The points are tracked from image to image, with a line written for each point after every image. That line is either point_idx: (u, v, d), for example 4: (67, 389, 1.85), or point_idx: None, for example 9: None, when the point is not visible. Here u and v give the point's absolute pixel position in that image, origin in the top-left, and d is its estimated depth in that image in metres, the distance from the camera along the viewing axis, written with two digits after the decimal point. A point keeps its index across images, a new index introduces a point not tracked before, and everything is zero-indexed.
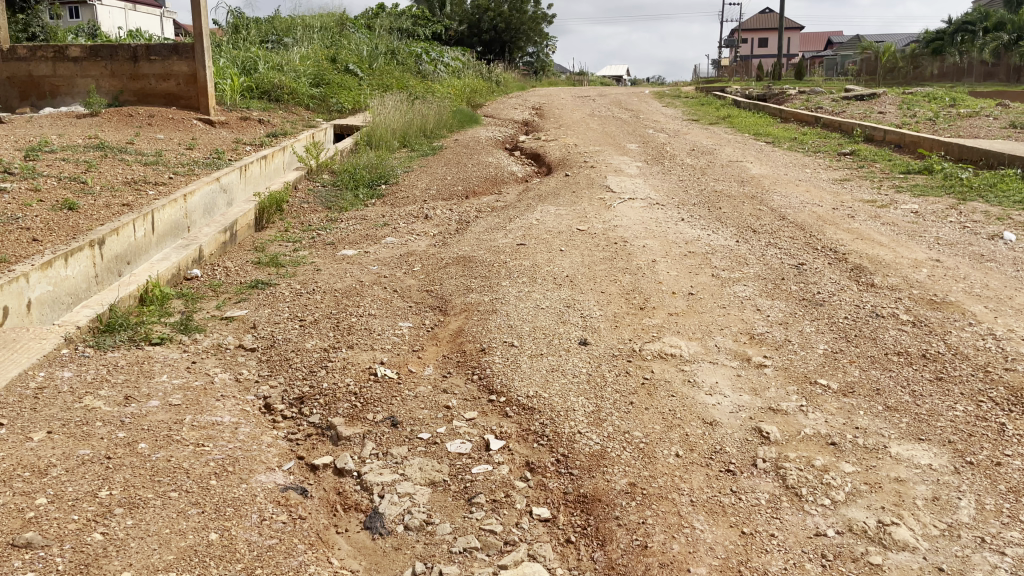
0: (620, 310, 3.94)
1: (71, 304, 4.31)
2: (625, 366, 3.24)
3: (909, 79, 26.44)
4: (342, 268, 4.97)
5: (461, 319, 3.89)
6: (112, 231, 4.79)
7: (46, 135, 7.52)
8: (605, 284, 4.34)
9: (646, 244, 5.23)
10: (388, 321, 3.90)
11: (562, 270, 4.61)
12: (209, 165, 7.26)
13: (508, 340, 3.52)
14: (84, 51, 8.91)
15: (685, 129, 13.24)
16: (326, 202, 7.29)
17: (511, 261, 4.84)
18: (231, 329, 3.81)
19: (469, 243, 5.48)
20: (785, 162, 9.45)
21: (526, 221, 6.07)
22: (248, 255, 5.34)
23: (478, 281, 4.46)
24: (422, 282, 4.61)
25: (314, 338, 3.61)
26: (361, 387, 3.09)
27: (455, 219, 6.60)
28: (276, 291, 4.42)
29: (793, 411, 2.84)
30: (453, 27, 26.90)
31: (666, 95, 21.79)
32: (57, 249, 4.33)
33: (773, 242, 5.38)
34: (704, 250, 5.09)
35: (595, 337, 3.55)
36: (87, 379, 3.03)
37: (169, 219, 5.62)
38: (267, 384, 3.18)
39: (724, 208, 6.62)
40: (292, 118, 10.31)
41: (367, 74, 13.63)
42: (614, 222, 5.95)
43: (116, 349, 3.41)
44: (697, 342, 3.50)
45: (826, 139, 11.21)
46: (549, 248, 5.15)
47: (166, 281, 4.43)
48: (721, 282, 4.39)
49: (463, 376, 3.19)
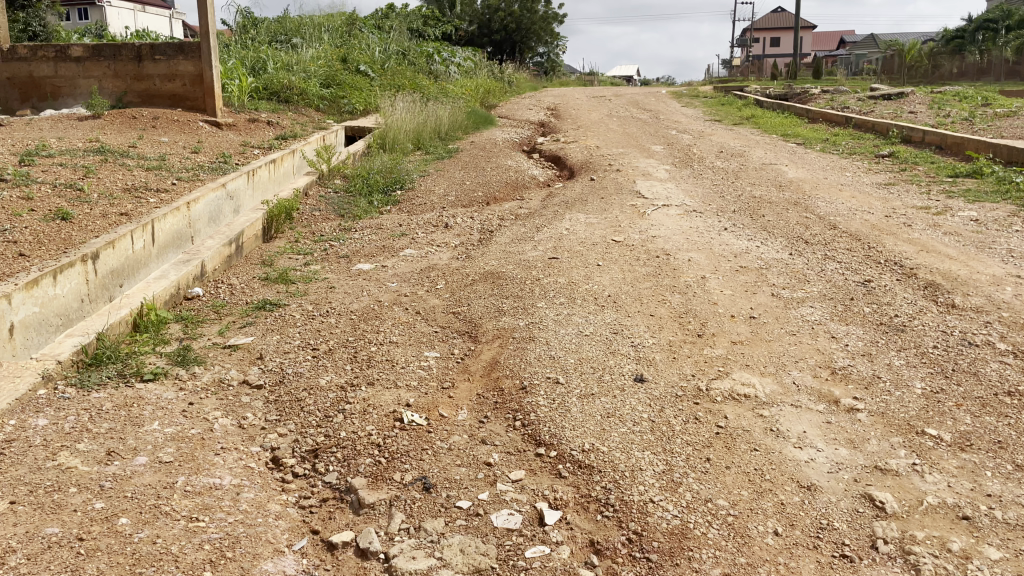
0: (676, 337, 3.46)
1: (60, 327, 3.86)
2: (693, 411, 2.76)
3: (931, 78, 25.83)
4: (359, 286, 4.51)
5: (495, 348, 3.42)
6: (107, 243, 4.36)
7: (45, 138, 7.10)
8: (653, 306, 3.86)
9: (691, 258, 4.75)
10: (413, 351, 3.44)
11: (603, 289, 4.14)
12: (216, 170, 6.83)
13: (552, 376, 3.05)
14: (87, 51, 8.50)
15: (709, 130, 12.75)
16: (339, 209, 6.84)
17: (545, 278, 4.37)
18: (235, 360, 3.35)
19: (496, 256, 5.02)
20: (821, 165, 8.94)
21: (555, 231, 5.60)
22: (255, 270, 4.89)
23: (510, 302, 3.99)
24: (447, 302, 4.15)
25: (329, 374, 3.15)
26: (386, 437, 2.63)
27: (478, 228, 6.14)
28: (285, 313, 3.97)
29: (905, 472, 2.38)
30: (463, 27, 26.51)
31: (682, 95, 21.27)
32: (46, 265, 3.91)
33: (829, 256, 4.88)
34: (756, 264, 4.61)
35: (652, 372, 3.08)
36: (64, 429, 2.57)
37: (171, 229, 5.19)
38: (275, 432, 2.72)
39: (768, 216, 6.13)
40: (302, 120, 9.87)
41: (379, 75, 13.18)
42: (651, 233, 5.47)
43: (102, 388, 2.96)
44: (771, 379, 3.02)
45: (860, 141, 10.70)
46: (585, 263, 4.67)
47: (164, 302, 3.99)
48: (784, 304, 3.91)
49: (503, 423, 2.72)
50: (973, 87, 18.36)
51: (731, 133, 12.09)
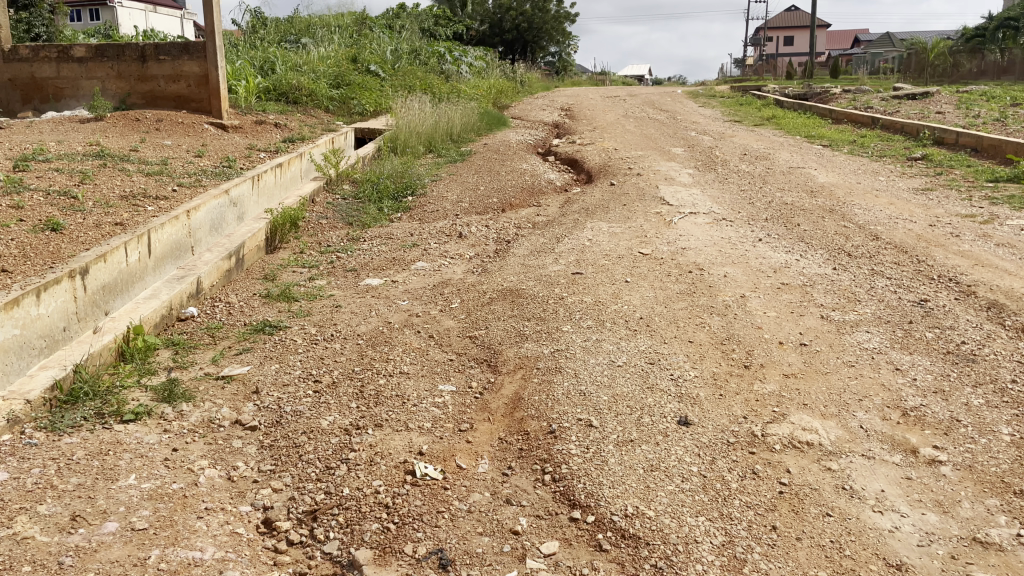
0: (719, 369, 3.09)
1: (44, 350, 3.51)
2: (750, 463, 2.40)
3: (952, 77, 25.28)
4: (366, 305, 4.16)
5: (517, 381, 3.06)
6: (98, 256, 4.01)
7: (43, 142, 6.79)
8: (691, 331, 3.50)
9: (727, 273, 4.38)
10: (427, 383, 3.09)
11: (633, 310, 3.77)
12: (219, 175, 6.50)
13: (584, 418, 2.68)
14: (90, 51, 8.19)
15: (729, 131, 12.36)
16: (347, 217, 6.50)
17: (569, 296, 4.02)
18: (229, 395, 3.01)
19: (514, 270, 4.66)
20: (852, 169, 8.53)
21: (577, 242, 5.24)
22: (256, 286, 4.55)
23: (533, 325, 3.63)
24: (463, 324, 3.79)
25: (332, 413, 2.80)
26: (395, 496, 2.27)
27: (494, 239, 5.79)
28: (286, 337, 3.62)
29: (1010, 547, 2.02)
30: (474, 27, 26.21)
31: (698, 95, 20.83)
32: (30, 282, 3.57)
33: (876, 271, 4.50)
34: (799, 281, 4.25)
35: (697, 414, 2.71)
36: (26, 487, 2.23)
37: (169, 239, 4.85)
38: (268, 487, 2.37)
39: (803, 225, 5.75)
40: (311, 121, 9.54)
41: (390, 75, 12.84)
42: (680, 244, 5.10)
43: (76, 432, 2.61)
44: (835, 423, 2.65)
45: (889, 143, 10.28)
46: (612, 279, 4.31)
47: (154, 325, 3.65)
48: (837, 328, 3.54)
49: (531, 477, 2.36)
50: (1000, 87, 17.82)
51: (752, 135, 11.68)
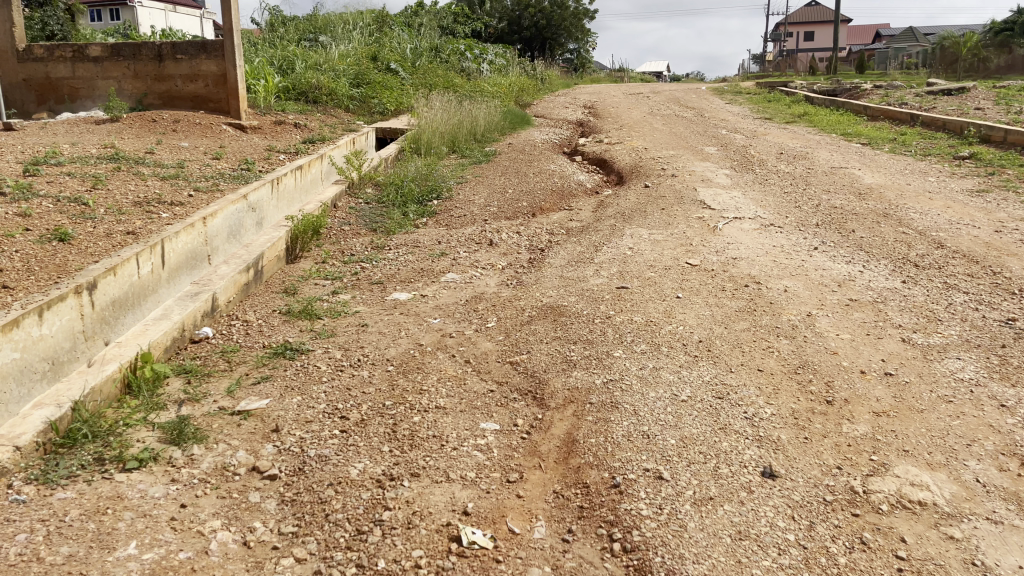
0: (799, 405, 2.72)
1: (48, 374, 3.19)
2: (856, 531, 2.05)
3: (984, 72, 24.17)
4: (394, 324, 3.82)
5: (569, 420, 2.70)
6: (107, 269, 3.70)
7: (56, 144, 6.52)
8: (759, 357, 3.13)
9: (787, 287, 4.01)
10: (467, 420, 2.74)
11: (690, 332, 3.40)
12: (236, 179, 6.18)
13: (652, 468, 2.33)
14: (105, 50, 7.91)
15: (762, 128, 11.91)
16: (371, 223, 6.18)
17: (616, 314, 3.66)
18: (246, 434, 2.68)
19: (554, 283, 4.31)
20: (898, 168, 8.09)
21: (618, 251, 4.88)
22: (276, 302, 4.22)
23: (580, 348, 3.28)
24: (502, 346, 3.44)
25: (361, 459, 2.47)
26: (439, 572, 1.94)
27: (526, 247, 5.46)
28: (309, 362, 3.28)
29: None
30: (492, 24, 25.91)
31: (723, 91, 20.34)
32: (33, 299, 3.25)
33: (950, 284, 4.10)
34: (869, 296, 3.87)
35: (783, 463, 2.35)
36: (9, 558, 1.92)
37: (184, 248, 4.53)
38: (291, 557, 2.04)
39: (859, 231, 5.36)
40: (331, 121, 9.24)
41: (410, 73, 12.50)
42: (731, 253, 4.73)
43: (71, 485, 2.29)
44: (947, 476, 2.28)
45: (933, 141, 9.81)
46: (661, 294, 3.95)
47: (165, 349, 3.32)
48: (923, 353, 3.16)
49: (598, 548, 2.02)
50: None
51: (787, 133, 11.24)
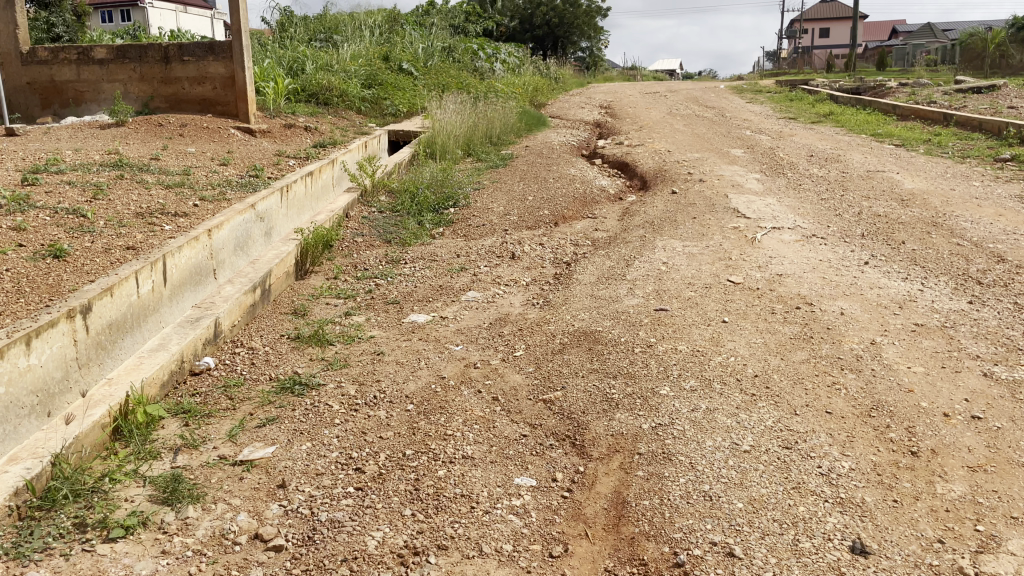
0: (880, 458, 2.37)
1: (37, 409, 2.83)
2: None
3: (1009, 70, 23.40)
4: (413, 351, 3.49)
5: (616, 474, 2.36)
6: (103, 289, 3.34)
7: (58, 150, 6.23)
8: (826, 396, 2.78)
9: (843, 309, 3.66)
10: (498, 474, 2.40)
11: (743, 364, 3.05)
12: (244, 186, 5.87)
13: (719, 541, 2.00)
14: (111, 52, 7.62)
15: (787, 129, 11.52)
16: (385, 234, 5.86)
17: (658, 342, 3.32)
18: (249, 490, 2.36)
19: (585, 304, 3.98)
20: (938, 172, 7.69)
21: (651, 266, 4.54)
22: (285, 325, 3.91)
23: (622, 384, 2.94)
24: (534, 379, 3.11)
25: (380, 526, 2.14)
26: None
27: (550, 261, 5.13)
28: (320, 399, 2.96)
29: None
30: (504, 24, 25.61)
31: (741, 90, 19.93)
32: (20, 325, 2.88)
33: (1021, 305, 3.74)
34: (935, 321, 3.51)
35: (874, 536, 2.01)
36: None
37: (189, 264, 4.18)
38: None
39: (909, 243, 5.00)
40: (343, 124, 8.95)
41: (424, 73, 12.19)
42: (774, 268, 4.39)
43: (45, 561, 1.98)
44: None
45: (970, 142, 9.41)
46: (706, 317, 3.61)
47: (160, 387, 3.00)
48: (1011, 391, 2.80)
49: None
50: None
51: (814, 134, 10.85)
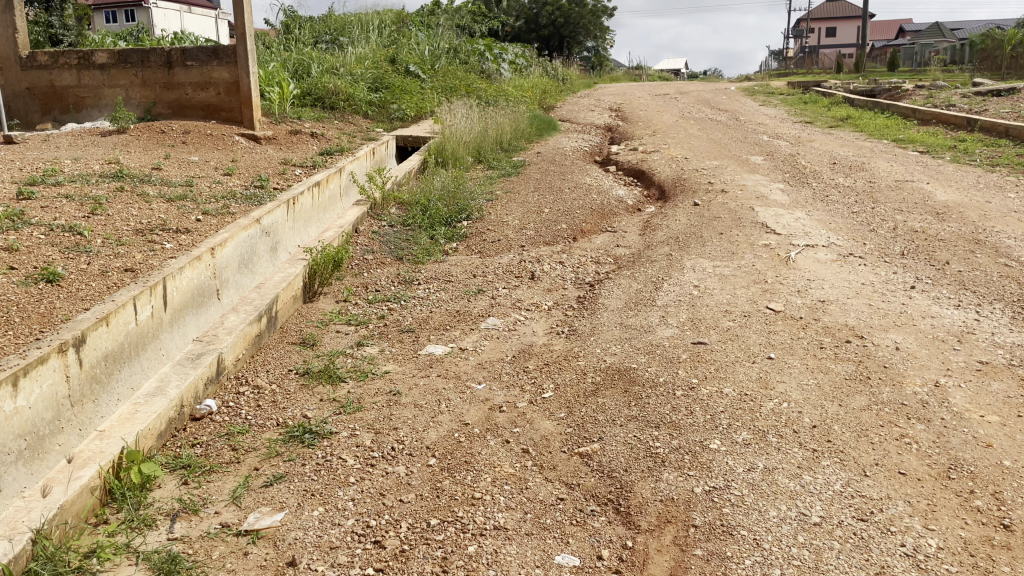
0: (970, 534, 2.10)
1: (25, 455, 2.44)
2: None
3: None
4: (433, 391, 3.21)
5: (670, 551, 2.09)
6: (98, 317, 2.96)
7: (57, 160, 5.96)
8: (898, 453, 2.48)
9: (899, 344, 3.37)
10: (536, 550, 2.13)
11: (799, 412, 2.76)
12: (249, 199, 5.58)
13: None
14: (113, 57, 7.32)
15: (805, 134, 11.21)
16: (397, 250, 5.59)
17: (701, 384, 3.03)
18: (255, 570, 2.09)
19: (615, 334, 3.69)
20: (970, 181, 7.40)
21: (683, 290, 4.25)
22: (293, 358, 3.63)
23: (666, 437, 2.65)
24: (567, 428, 2.82)
25: None
26: None
27: (572, 282, 4.85)
28: (333, 452, 2.68)
29: None
30: (509, 23, 25.33)
31: (752, 91, 19.64)
32: (4, 362, 2.49)
33: None
34: (1002, 358, 3.23)
35: None
36: None
37: (191, 284, 3.80)
38: None
39: (954, 263, 4.71)
40: (350, 130, 8.66)
41: (432, 75, 11.89)
42: (816, 293, 4.10)
43: None
44: None
45: (997, 148, 9.11)
46: (750, 352, 3.32)
47: (156, 438, 2.73)
48: None
49: None
50: None
51: (834, 139, 10.54)
